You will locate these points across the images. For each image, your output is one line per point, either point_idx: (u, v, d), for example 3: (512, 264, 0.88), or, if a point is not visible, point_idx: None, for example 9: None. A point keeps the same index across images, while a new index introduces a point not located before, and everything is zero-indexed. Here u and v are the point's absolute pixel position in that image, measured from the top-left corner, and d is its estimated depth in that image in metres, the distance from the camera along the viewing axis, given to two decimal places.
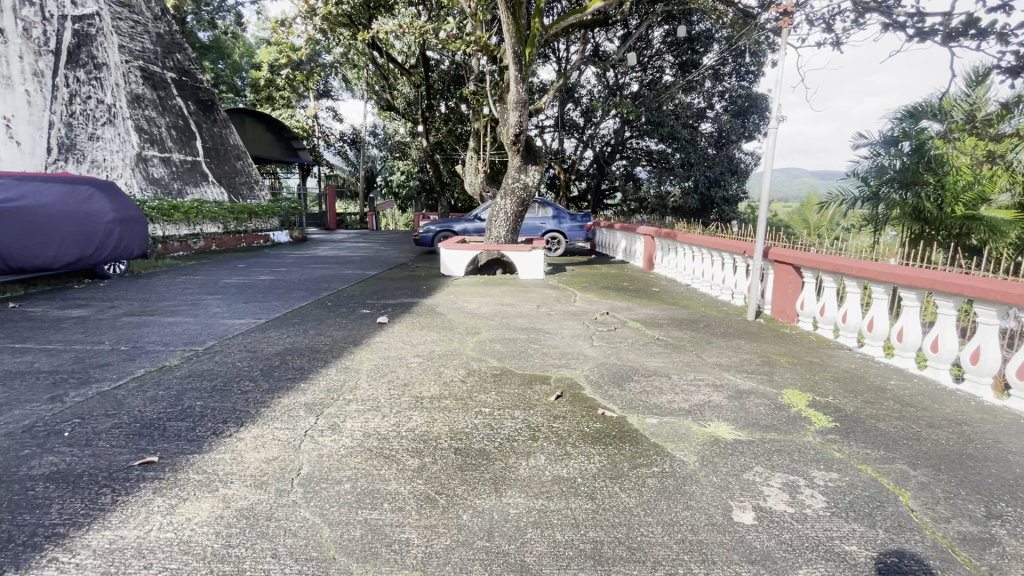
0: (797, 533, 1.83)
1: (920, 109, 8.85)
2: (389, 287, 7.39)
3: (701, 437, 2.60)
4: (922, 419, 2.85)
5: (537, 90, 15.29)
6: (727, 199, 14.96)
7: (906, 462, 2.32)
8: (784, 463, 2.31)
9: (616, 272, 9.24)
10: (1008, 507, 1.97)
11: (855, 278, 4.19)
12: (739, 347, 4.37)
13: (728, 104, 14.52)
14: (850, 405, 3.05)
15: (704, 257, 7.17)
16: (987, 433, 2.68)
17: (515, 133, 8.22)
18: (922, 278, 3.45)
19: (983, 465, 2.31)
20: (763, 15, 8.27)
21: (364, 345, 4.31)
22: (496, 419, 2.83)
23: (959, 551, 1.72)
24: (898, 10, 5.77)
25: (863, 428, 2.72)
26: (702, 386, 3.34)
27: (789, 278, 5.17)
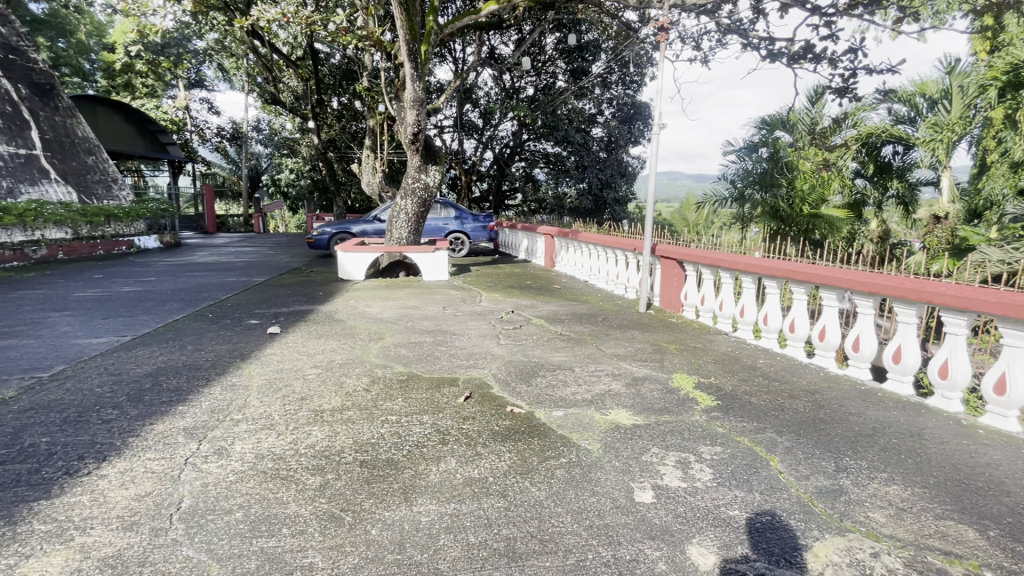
0: (690, 505, 2.00)
1: (773, 121, 10.16)
2: (282, 294, 6.86)
3: (603, 425, 2.74)
4: (785, 391, 3.26)
5: (434, 89, 15.14)
6: (618, 199, 16.05)
7: (774, 431, 2.64)
8: (676, 442, 2.52)
9: (519, 271, 9.45)
10: (851, 460, 2.33)
11: (728, 270, 4.70)
12: (633, 338, 4.69)
13: (616, 110, 15.38)
14: (728, 384, 3.39)
15: (600, 254, 7.59)
16: (833, 399, 3.14)
17: (413, 132, 8.05)
18: (781, 268, 3.99)
19: (832, 427, 2.70)
20: (643, 30, 8.93)
21: (254, 359, 3.95)
22: (404, 426, 2.74)
23: (817, 503, 1.99)
24: (753, 34, 6.52)
25: (738, 403, 3.05)
26: (603, 376, 3.53)
27: (674, 272, 5.65)
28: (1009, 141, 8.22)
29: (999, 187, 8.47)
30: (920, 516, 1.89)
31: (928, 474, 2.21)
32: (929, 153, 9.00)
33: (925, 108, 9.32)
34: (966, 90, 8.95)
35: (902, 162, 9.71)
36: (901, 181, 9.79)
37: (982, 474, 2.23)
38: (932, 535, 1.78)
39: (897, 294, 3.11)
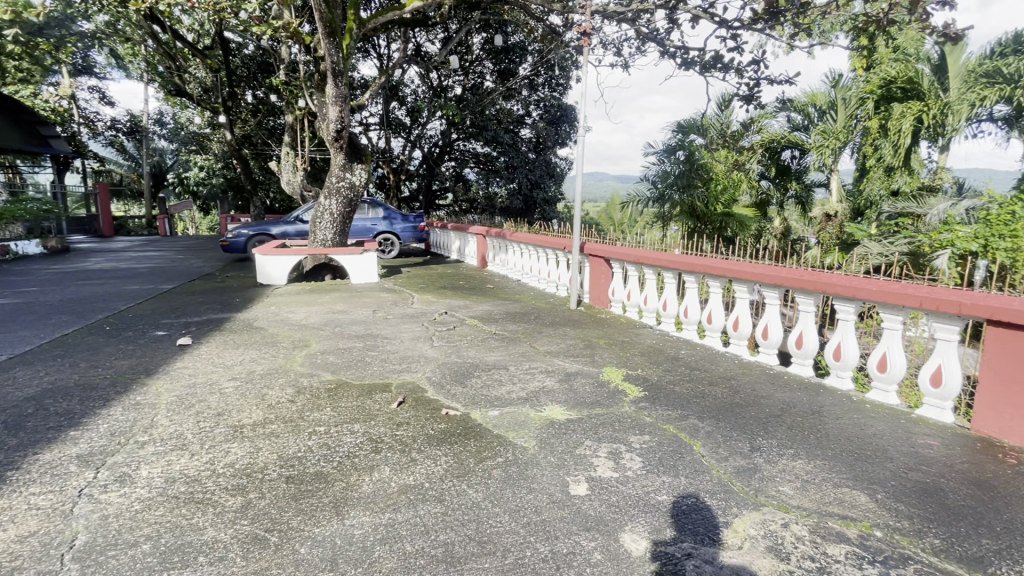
0: (622, 494, 2.07)
1: (689, 125, 10.80)
2: (193, 302, 6.33)
3: (538, 422, 2.77)
4: (705, 379, 3.49)
5: (358, 85, 14.62)
6: (547, 199, 16.35)
7: (696, 417, 2.81)
8: (608, 434, 2.60)
9: (451, 271, 9.36)
10: (763, 439, 2.53)
11: (652, 266, 4.96)
12: (565, 334, 4.80)
13: (542, 112, 15.59)
14: (654, 375, 3.57)
15: (531, 253, 7.69)
16: (746, 384, 3.40)
17: (337, 129, 7.73)
18: (699, 264, 4.27)
19: (746, 409, 2.93)
20: (567, 34, 9.15)
21: (162, 374, 3.61)
22: (333, 437, 2.62)
23: (735, 482, 2.14)
24: (669, 42, 6.89)
25: (663, 393, 3.21)
26: (537, 374, 3.58)
27: (601, 270, 5.85)
28: (884, 147, 9.20)
29: (876, 189, 9.47)
30: (822, 485, 2.09)
31: (828, 447, 2.45)
32: (821, 157, 10.06)
33: (816, 116, 10.38)
34: (849, 101, 9.91)
35: (799, 165, 10.69)
36: (798, 182, 10.77)
37: (871, 443, 2.51)
38: (832, 502, 1.97)
39: (799, 285, 3.43)
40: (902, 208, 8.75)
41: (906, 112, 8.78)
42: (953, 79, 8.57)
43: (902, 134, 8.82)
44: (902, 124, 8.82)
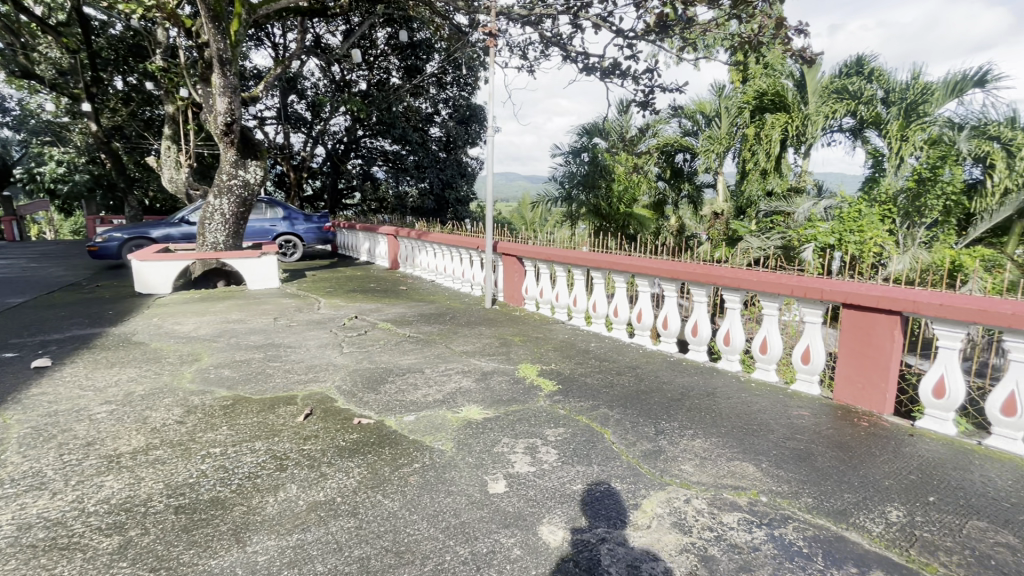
0: (539, 487, 2.12)
1: (593, 128, 11.33)
2: (52, 317, 5.48)
3: (455, 423, 2.75)
4: (614, 369, 3.68)
5: (250, 76, 13.53)
6: (459, 199, 16.29)
7: (606, 406, 2.95)
8: (524, 430, 2.64)
9: (361, 274, 9.00)
10: (666, 422, 2.71)
11: (562, 264, 5.13)
12: (480, 333, 4.80)
13: (452, 111, 15.44)
14: (567, 369, 3.69)
15: (444, 253, 7.61)
16: (650, 371, 3.63)
17: (226, 122, 7.09)
18: (604, 260, 4.51)
19: (651, 396, 3.12)
20: (474, 34, 9.16)
21: (11, 402, 3.08)
22: (232, 458, 2.40)
23: (642, 465, 2.27)
24: (571, 48, 7.14)
25: (576, 385, 3.33)
26: (453, 375, 3.54)
27: (514, 268, 5.94)
28: (758, 152, 10.19)
29: (754, 190, 10.36)
30: (717, 460, 2.28)
31: (722, 426, 2.68)
32: (707, 160, 10.98)
33: (703, 124, 11.33)
34: (730, 110, 10.74)
35: (690, 167, 11.59)
36: (690, 183, 11.63)
37: (755, 418, 2.80)
38: (726, 475, 2.16)
39: (692, 278, 3.74)
40: (775, 207, 9.96)
41: (775, 123, 9.92)
42: (812, 94, 9.76)
43: (772, 142, 9.90)
44: (772, 133, 9.96)
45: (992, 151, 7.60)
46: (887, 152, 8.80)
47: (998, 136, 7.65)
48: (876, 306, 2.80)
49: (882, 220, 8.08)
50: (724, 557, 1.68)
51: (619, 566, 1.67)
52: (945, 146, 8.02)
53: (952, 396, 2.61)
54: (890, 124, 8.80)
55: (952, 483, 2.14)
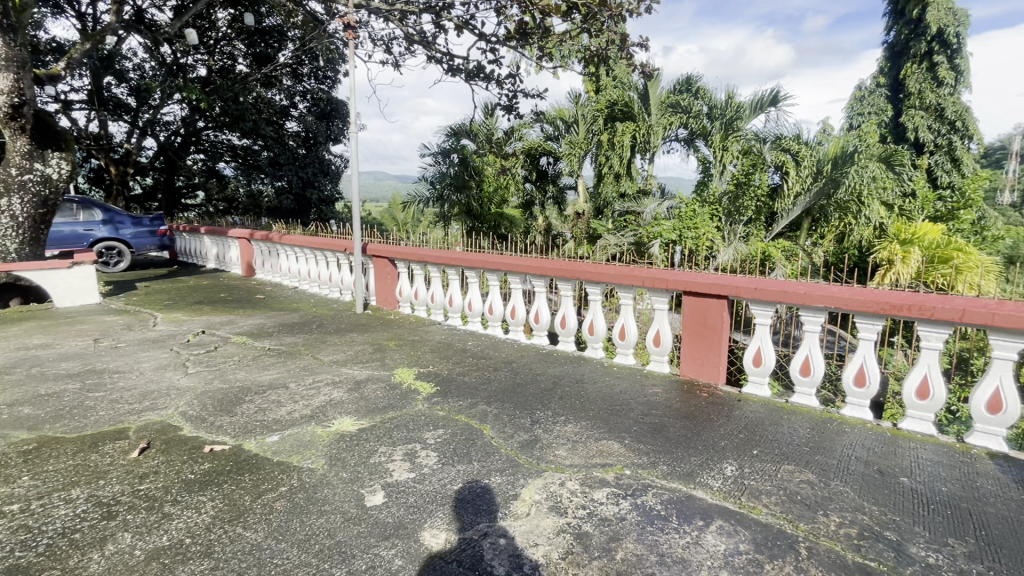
0: (419, 493, 2.07)
1: (462, 129, 11.41)
2: None
3: (326, 438, 2.57)
4: (490, 366, 3.75)
5: (47, 50, 11.16)
6: (323, 199, 15.29)
7: (485, 402, 3.00)
8: (402, 436, 2.57)
9: (208, 283, 7.96)
10: (541, 412, 2.84)
11: (435, 264, 5.09)
12: (351, 340, 4.56)
13: (311, 105, 14.40)
14: (445, 369, 3.67)
15: (308, 257, 7.08)
16: (525, 365, 3.78)
17: (12, 104, 5.74)
18: (478, 259, 4.57)
19: (526, 388, 3.25)
20: (330, 23, 8.60)
21: None
22: (39, 514, 1.96)
23: (520, 456, 2.34)
24: (435, 48, 7.08)
25: (454, 385, 3.32)
26: (322, 387, 3.30)
27: (386, 270, 5.74)
28: (612, 157, 11.18)
29: (609, 192, 11.30)
30: (586, 442, 2.45)
31: (589, 409, 2.89)
32: (569, 163, 11.74)
33: (564, 128, 11.84)
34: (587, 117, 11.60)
35: (553, 170, 12.34)
36: (554, 185, 12.42)
37: (618, 400, 3.06)
38: (595, 454, 2.33)
39: (558, 273, 3.99)
40: (627, 207, 11.04)
41: (625, 131, 10.98)
42: (653, 106, 10.84)
43: (623, 148, 10.94)
44: (623, 141, 11.01)
45: (787, 160, 9.20)
46: (712, 160, 10.16)
47: (790, 149, 9.30)
48: (709, 291, 3.25)
49: (711, 218, 9.40)
50: (595, 531, 1.81)
51: (501, 557, 1.70)
52: (753, 155, 9.57)
53: (765, 364, 3.15)
54: (714, 136, 10.17)
55: (769, 436, 2.58)
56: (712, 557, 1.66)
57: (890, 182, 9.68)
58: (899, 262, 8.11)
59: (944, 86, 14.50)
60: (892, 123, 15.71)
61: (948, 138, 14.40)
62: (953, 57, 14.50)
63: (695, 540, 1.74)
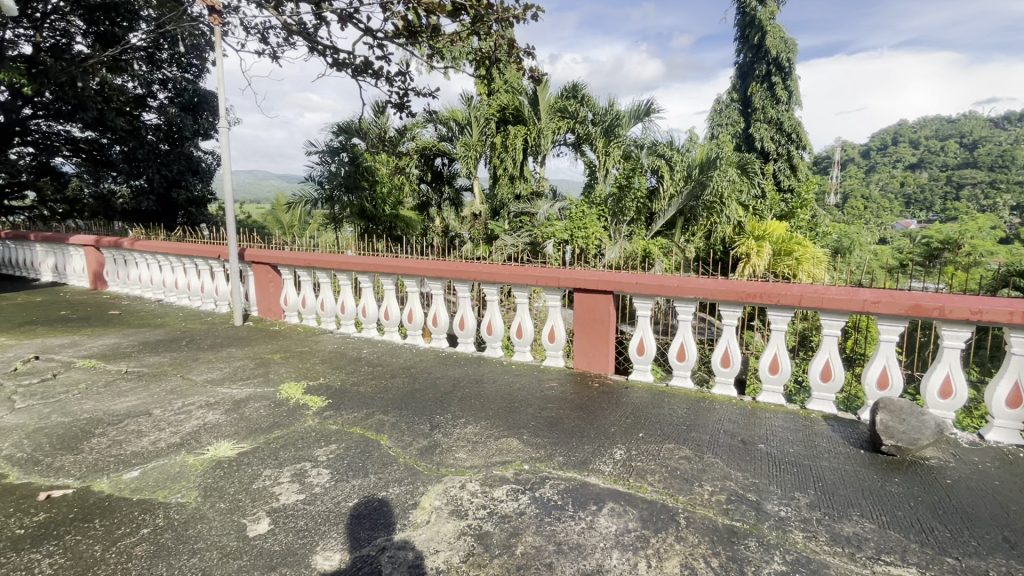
0: (311, 514, 1.94)
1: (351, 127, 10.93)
2: None
3: (199, 467, 2.30)
4: (387, 373, 3.62)
5: None
6: (192, 201, 13.73)
7: (381, 412, 2.89)
8: (290, 456, 2.39)
9: (43, 299, 6.75)
10: (440, 416, 2.81)
11: (324, 269, 4.81)
12: (229, 357, 4.13)
13: (173, 95, 12.77)
14: (338, 381, 3.47)
15: (174, 265, 6.31)
16: (424, 369, 3.71)
17: None
18: (371, 263, 4.41)
19: (425, 393, 3.19)
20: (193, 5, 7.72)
21: None
22: None
23: (419, 463, 2.29)
24: (317, 40, 6.67)
25: (348, 396, 3.16)
26: (193, 410, 2.96)
27: (268, 277, 5.31)
28: (506, 160, 11.46)
29: (505, 193, 11.57)
30: (486, 442, 2.47)
31: (489, 409, 2.92)
32: (464, 165, 11.83)
33: (457, 130, 11.82)
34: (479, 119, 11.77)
35: (449, 171, 12.42)
36: (450, 186, 12.56)
37: (517, 397, 3.12)
38: (495, 453, 2.36)
39: (455, 275, 3.98)
40: (522, 208, 11.34)
41: (517, 134, 11.31)
42: (542, 110, 11.15)
43: (515, 151, 11.25)
44: (515, 143, 11.31)
45: (661, 165, 10.08)
46: (598, 164, 10.81)
47: (664, 155, 10.17)
48: (597, 288, 3.45)
49: (599, 218, 10.03)
50: (496, 530, 1.83)
51: (400, 571, 1.65)
52: (633, 160, 10.36)
53: (648, 352, 3.44)
54: (597, 140, 10.77)
55: (652, 419, 2.80)
56: (605, 538, 1.75)
57: (745, 185, 11.04)
58: (754, 255, 9.31)
59: (782, 103, 16.86)
60: (744, 134, 17.98)
61: (787, 148, 16.80)
62: (788, 79, 16.92)
63: (590, 524, 1.83)
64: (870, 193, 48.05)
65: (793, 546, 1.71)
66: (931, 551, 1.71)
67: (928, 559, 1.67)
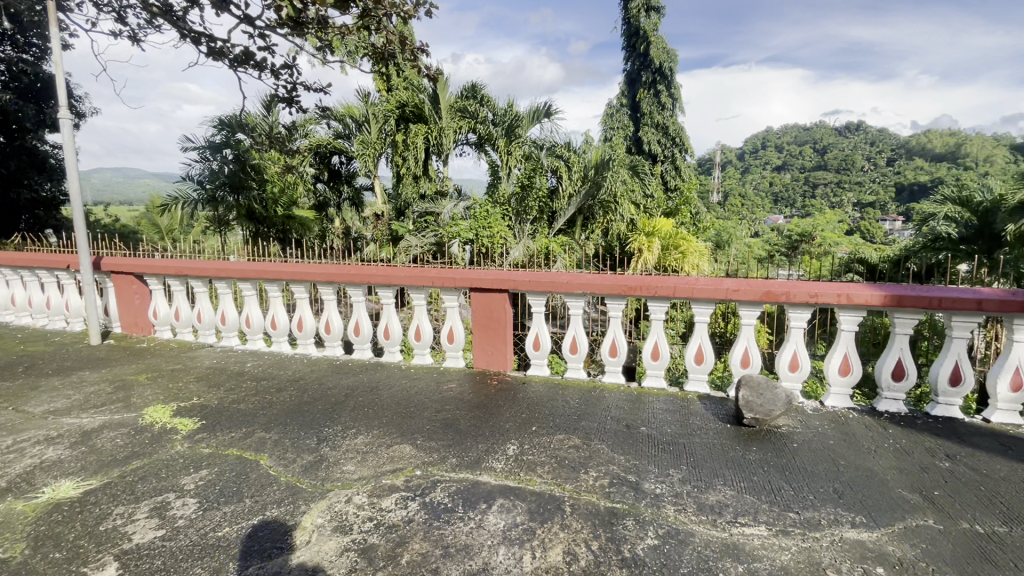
0: (171, 551, 1.74)
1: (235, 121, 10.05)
2: None
3: (31, 513, 1.97)
4: (272, 388, 3.36)
5: None
6: (38, 202, 11.80)
7: (263, 429, 2.68)
8: (150, 488, 2.13)
9: None
10: (329, 429, 2.66)
11: (198, 277, 4.36)
12: (80, 382, 3.61)
13: (9, 78, 10.83)
14: (214, 399, 3.16)
15: (8, 278, 5.36)
16: (315, 380, 3.50)
17: None
18: (253, 268, 4.07)
19: (313, 405, 3.01)
20: None
21: None
22: None
23: (302, 481, 2.16)
24: (186, 24, 5.99)
25: (225, 415, 2.90)
26: (28, 448, 2.53)
27: (132, 288, 4.70)
28: (408, 159, 11.23)
29: (409, 193, 11.35)
30: (376, 451, 2.39)
31: (382, 416, 2.83)
32: (363, 164, 11.45)
33: (355, 127, 11.39)
34: (378, 117, 11.39)
35: (347, 170, 12.01)
36: (349, 186, 12.23)
37: (413, 401, 3.06)
38: (385, 462, 2.29)
39: (347, 279, 3.80)
40: (425, 208, 11.13)
41: (417, 132, 11.08)
42: (443, 109, 10.97)
43: (417, 149, 11.04)
44: (416, 142, 11.08)
45: (560, 165, 10.45)
46: (500, 163, 10.95)
47: (562, 155, 10.54)
48: (491, 287, 3.48)
49: (503, 217, 10.19)
50: (382, 541, 1.77)
51: None
52: (533, 161, 10.64)
53: (543, 346, 3.55)
54: (499, 141, 10.95)
55: (546, 411, 2.88)
56: (492, 535, 1.77)
57: (637, 185, 11.82)
58: (645, 250, 9.99)
59: (667, 110, 18.25)
60: (634, 138, 19.29)
61: (672, 151, 18.29)
62: (671, 87, 18.37)
63: (478, 523, 1.84)
64: (745, 192, 53.73)
65: (665, 520, 1.85)
66: (778, 509, 1.93)
67: (775, 516, 1.89)
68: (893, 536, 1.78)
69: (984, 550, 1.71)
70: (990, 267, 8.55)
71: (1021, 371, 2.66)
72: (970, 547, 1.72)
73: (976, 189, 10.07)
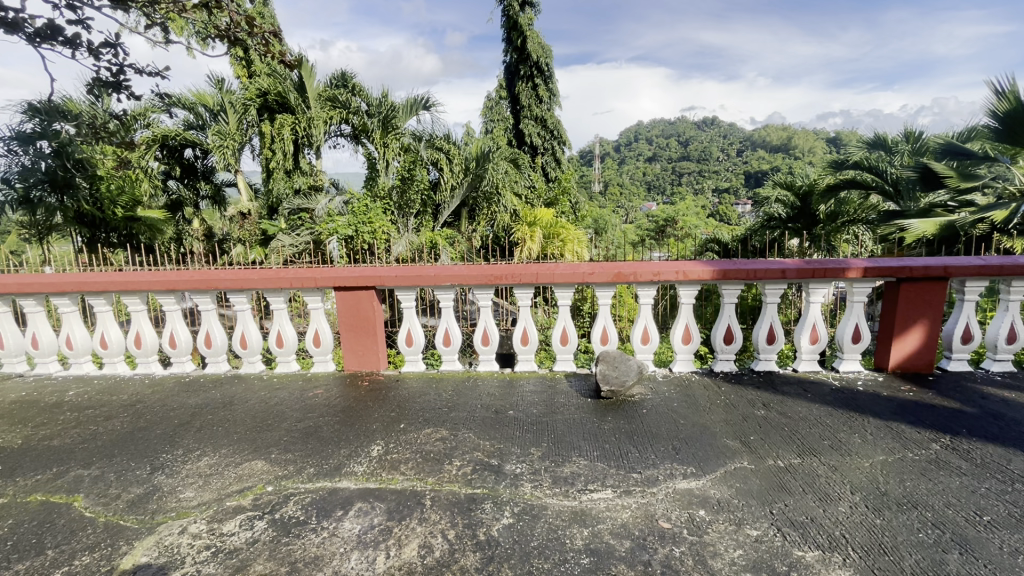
0: None
1: None
2: None
3: None
4: (100, 416, 2.90)
5: None
6: None
7: (80, 466, 2.30)
8: None
9: None
10: (167, 455, 2.37)
11: None
12: None
13: None
14: (15, 440, 2.64)
15: None
16: (155, 402, 3.08)
17: None
18: (68, 281, 3.44)
19: (149, 431, 2.66)
20: None
21: None
22: None
23: (125, 518, 1.89)
24: None
25: (30, 456, 2.44)
26: None
27: None
28: (276, 152, 10.31)
29: (281, 188, 10.39)
30: (222, 473, 2.17)
31: (234, 433, 2.58)
32: (221, 157, 10.35)
33: (208, 117, 10.27)
34: (235, 106, 10.29)
35: (204, 164, 10.84)
36: (207, 182, 11.07)
37: (271, 413, 2.82)
38: (232, 483, 2.09)
39: (189, 286, 3.37)
40: (298, 204, 10.39)
41: (282, 123, 10.14)
42: (310, 98, 10.12)
43: (283, 141, 10.16)
44: (282, 134, 10.17)
45: (440, 158, 10.32)
46: (377, 156, 10.27)
47: (442, 147, 10.40)
48: (356, 284, 3.31)
49: (385, 212, 9.89)
50: (217, 570, 1.62)
51: None
52: (412, 153, 10.35)
53: (416, 342, 3.48)
54: (374, 133, 10.21)
55: (416, 407, 2.83)
56: (345, 542, 1.70)
57: (517, 177, 12.08)
58: (528, 240, 10.24)
59: (544, 103, 18.87)
60: (515, 130, 19.63)
61: (550, 144, 19.10)
62: (547, 82, 18.99)
63: (332, 532, 1.76)
64: (621, 182, 57.89)
65: (521, 498, 1.92)
66: (624, 472, 2.10)
67: (620, 479, 2.05)
68: (713, 480, 2.03)
69: (783, 480, 2.01)
70: (808, 242, 10.08)
71: (817, 327, 3.17)
72: (772, 480, 2.02)
73: (799, 176, 11.73)
